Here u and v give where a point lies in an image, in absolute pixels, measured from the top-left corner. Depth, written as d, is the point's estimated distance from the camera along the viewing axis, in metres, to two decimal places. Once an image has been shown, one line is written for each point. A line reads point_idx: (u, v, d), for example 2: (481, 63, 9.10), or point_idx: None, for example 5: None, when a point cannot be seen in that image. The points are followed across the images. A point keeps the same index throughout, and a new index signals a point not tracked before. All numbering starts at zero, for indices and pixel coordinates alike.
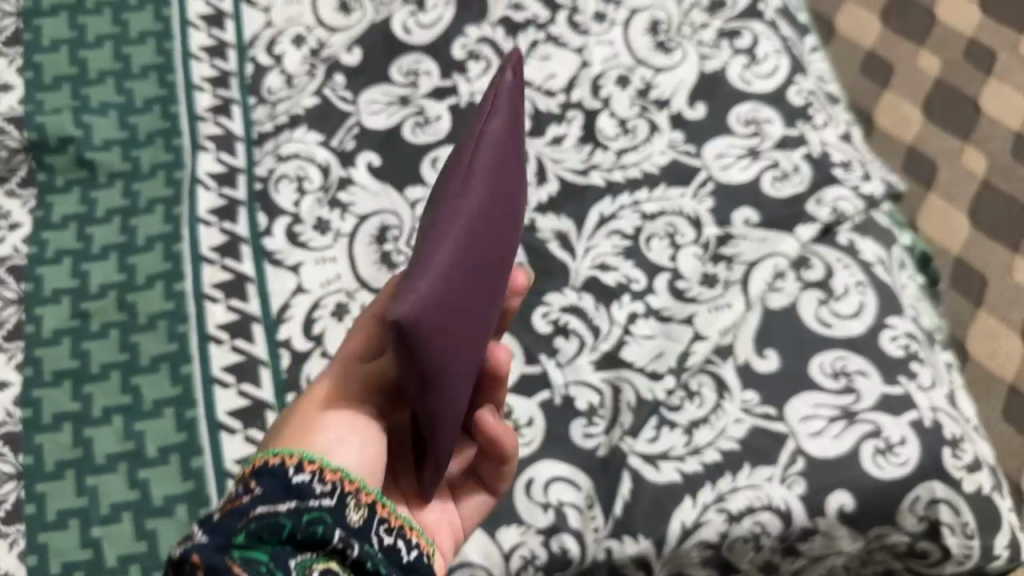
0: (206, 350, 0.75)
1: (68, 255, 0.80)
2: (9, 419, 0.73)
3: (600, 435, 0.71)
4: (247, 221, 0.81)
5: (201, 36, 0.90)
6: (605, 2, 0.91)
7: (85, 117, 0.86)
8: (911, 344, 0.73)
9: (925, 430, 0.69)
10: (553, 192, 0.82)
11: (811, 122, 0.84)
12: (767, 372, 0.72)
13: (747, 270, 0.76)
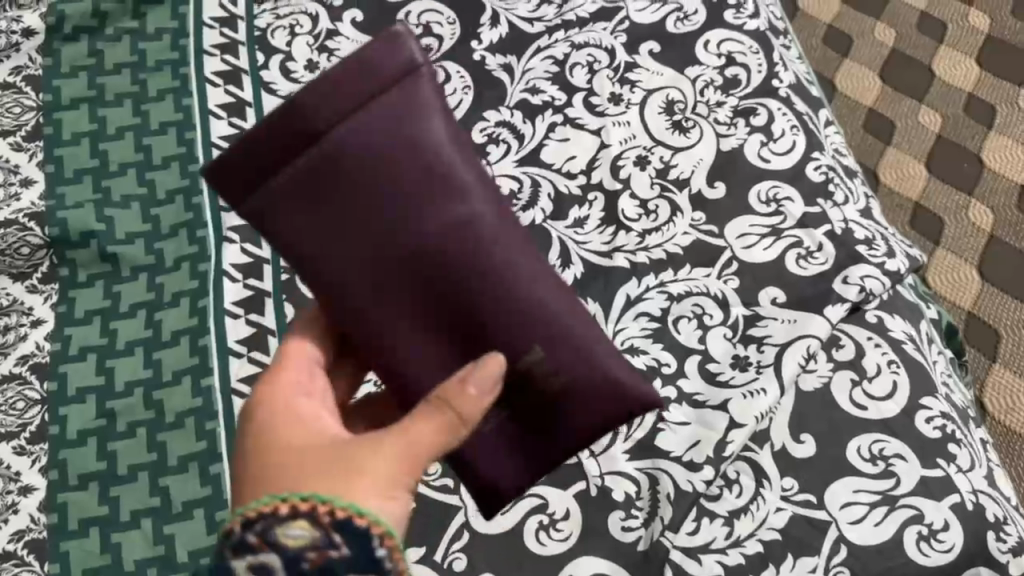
0: (235, 448, 0.74)
1: (92, 352, 0.80)
2: (35, 525, 0.72)
3: (640, 529, 0.69)
4: (275, 312, 0.80)
5: (222, 126, 0.92)
6: (620, 83, 0.92)
7: (107, 210, 0.87)
8: (947, 425, 0.72)
9: (968, 513, 0.68)
10: (579, 274, 0.82)
11: (831, 199, 0.84)
12: (805, 457, 0.71)
13: (779, 352, 0.75)
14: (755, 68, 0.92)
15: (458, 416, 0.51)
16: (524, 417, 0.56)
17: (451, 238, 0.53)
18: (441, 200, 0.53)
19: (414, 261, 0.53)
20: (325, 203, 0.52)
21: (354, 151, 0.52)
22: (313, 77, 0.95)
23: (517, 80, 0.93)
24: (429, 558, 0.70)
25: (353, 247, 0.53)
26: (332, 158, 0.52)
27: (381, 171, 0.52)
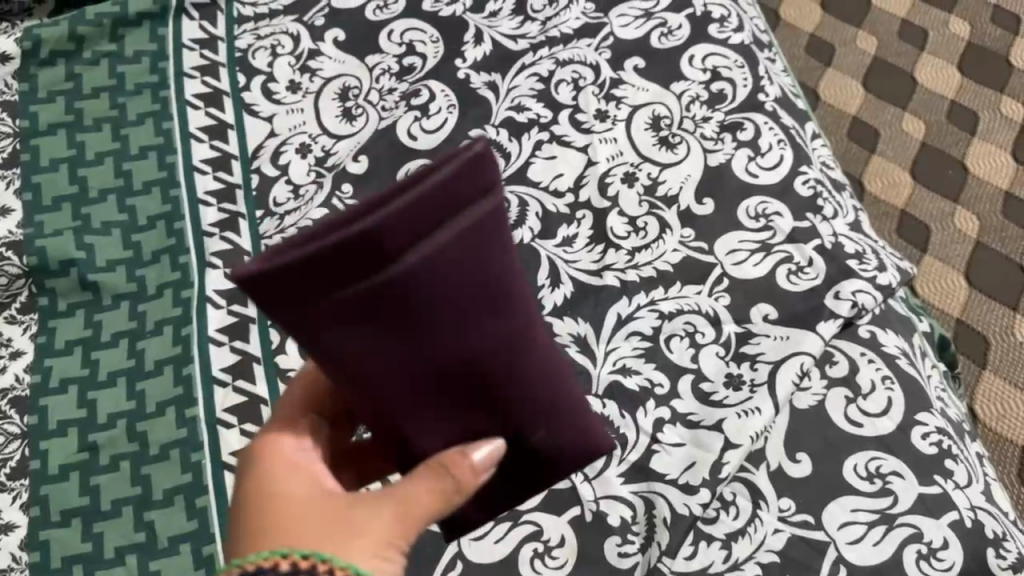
0: (221, 480, 0.72)
1: (73, 383, 0.78)
2: (16, 565, 0.71)
3: (637, 554, 0.68)
4: (259, 338, 0.79)
5: (203, 149, 0.90)
6: (606, 100, 0.91)
7: (87, 238, 0.86)
8: (943, 440, 0.71)
9: (967, 530, 0.67)
10: (568, 293, 0.81)
11: (821, 213, 0.83)
12: (801, 477, 0.70)
13: (773, 369, 0.74)
14: (741, 82, 0.91)
15: (455, 482, 0.50)
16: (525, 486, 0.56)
17: (503, 353, 0.47)
18: (501, 317, 0.46)
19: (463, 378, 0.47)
20: (363, 325, 0.43)
21: (410, 278, 0.42)
22: (295, 98, 0.94)
23: (502, 98, 0.92)
24: None
25: (402, 368, 0.45)
26: (386, 291, 0.42)
27: (453, 300, 0.44)
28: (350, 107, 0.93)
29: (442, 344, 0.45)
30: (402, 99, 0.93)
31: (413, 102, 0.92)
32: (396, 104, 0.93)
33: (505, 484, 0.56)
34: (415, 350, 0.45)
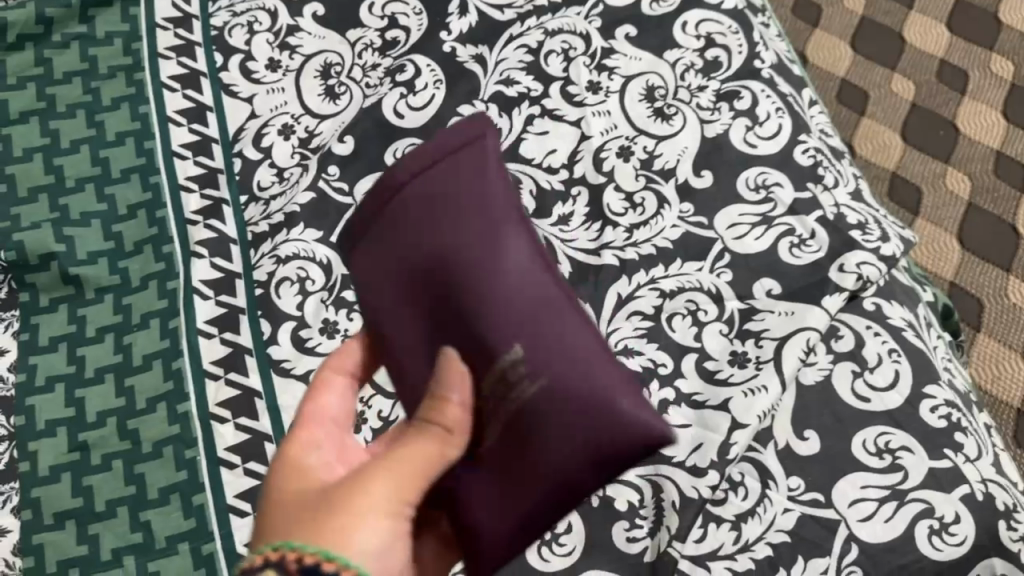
0: (218, 476, 0.71)
1: (59, 381, 0.76)
2: (10, 571, 0.69)
3: (645, 539, 0.67)
4: (250, 329, 0.77)
5: (182, 133, 0.87)
6: (598, 71, 0.89)
7: (66, 229, 0.82)
8: (953, 413, 0.70)
9: (978, 504, 0.67)
10: (567, 273, 0.79)
11: (822, 182, 0.81)
12: (810, 455, 0.69)
13: (778, 346, 0.72)
14: (736, 48, 0.88)
15: (444, 429, 0.48)
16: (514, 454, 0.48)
17: (459, 266, 0.49)
18: (453, 250, 0.50)
19: (445, 294, 0.50)
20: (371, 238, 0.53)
21: (407, 195, 0.52)
22: (275, 77, 0.91)
23: (490, 71, 0.89)
24: None
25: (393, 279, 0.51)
26: (392, 210, 0.52)
27: (414, 218, 0.51)
28: (333, 85, 0.90)
29: (423, 258, 0.50)
30: (387, 75, 0.90)
31: (399, 79, 0.89)
32: (381, 81, 0.90)
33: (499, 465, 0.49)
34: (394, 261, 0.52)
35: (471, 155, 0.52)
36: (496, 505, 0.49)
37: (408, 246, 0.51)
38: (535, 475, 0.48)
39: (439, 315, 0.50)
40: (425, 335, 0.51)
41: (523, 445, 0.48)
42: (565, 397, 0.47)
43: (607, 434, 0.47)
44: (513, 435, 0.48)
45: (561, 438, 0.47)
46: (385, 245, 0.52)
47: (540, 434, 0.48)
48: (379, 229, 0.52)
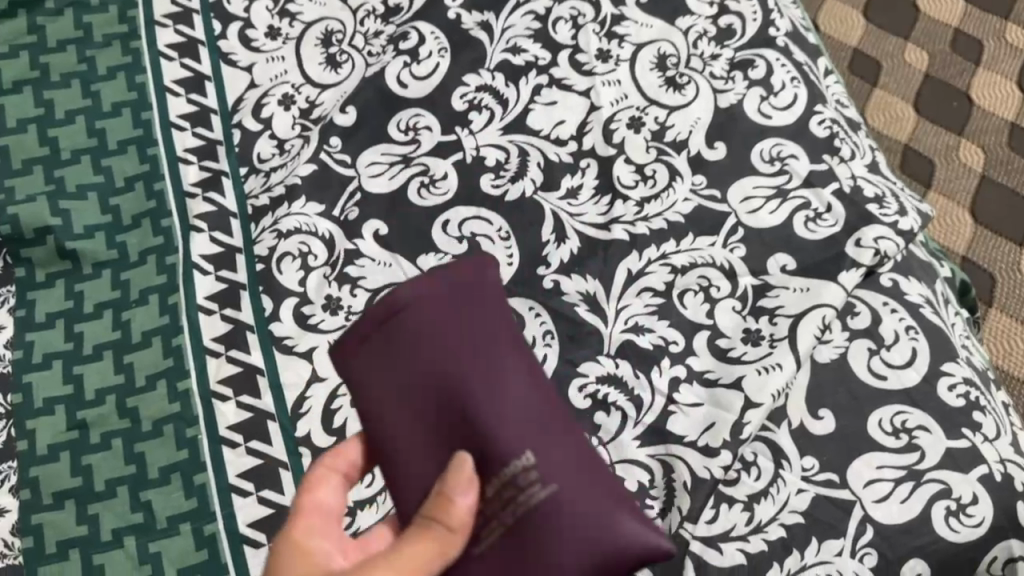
0: (219, 455, 0.69)
1: (57, 358, 0.74)
2: (10, 551, 0.68)
3: (656, 520, 0.66)
4: (251, 306, 0.75)
5: (180, 103, 0.85)
6: (608, 39, 0.87)
7: (62, 203, 0.80)
8: (970, 392, 0.69)
9: (996, 485, 0.65)
10: (575, 249, 0.77)
11: (838, 154, 0.79)
12: (825, 434, 0.67)
13: (793, 324, 0.70)
14: (750, 15, 0.86)
15: (447, 529, 0.45)
16: (516, 565, 0.45)
17: (473, 388, 0.46)
18: (471, 377, 0.46)
19: (450, 412, 0.46)
20: (365, 350, 0.48)
21: (413, 309, 0.47)
22: (275, 45, 0.88)
23: (497, 39, 0.87)
24: None
25: (390, 392, 0.47)
26: (393, 324, 0.47)
27: (422, 329, 0.47)
28: (334, 53, 0.88)
29: (426, 375, 0.46)
30: (390, 43, 0.87)
31: (402, 46, 0.87)
32: (384, 49, 0.87)
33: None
34: (393, 376, 0.47)
35: (468, 279, 0.48)
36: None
37: (408, 359, 0.47)
38: None
39: (442, 432, 0.47)
40: (422, 450, 0.47)
41: (525, 557, 0.45)
42: (570, 512, 0.45)
43: (610, 551, 0.46)
44: (522, 545, 0.45)
45: (568, 546, 0.45)
46: (380, 362, 0.47)
47: (543, 538, 0.45)
48: (377, 338, 0.48)
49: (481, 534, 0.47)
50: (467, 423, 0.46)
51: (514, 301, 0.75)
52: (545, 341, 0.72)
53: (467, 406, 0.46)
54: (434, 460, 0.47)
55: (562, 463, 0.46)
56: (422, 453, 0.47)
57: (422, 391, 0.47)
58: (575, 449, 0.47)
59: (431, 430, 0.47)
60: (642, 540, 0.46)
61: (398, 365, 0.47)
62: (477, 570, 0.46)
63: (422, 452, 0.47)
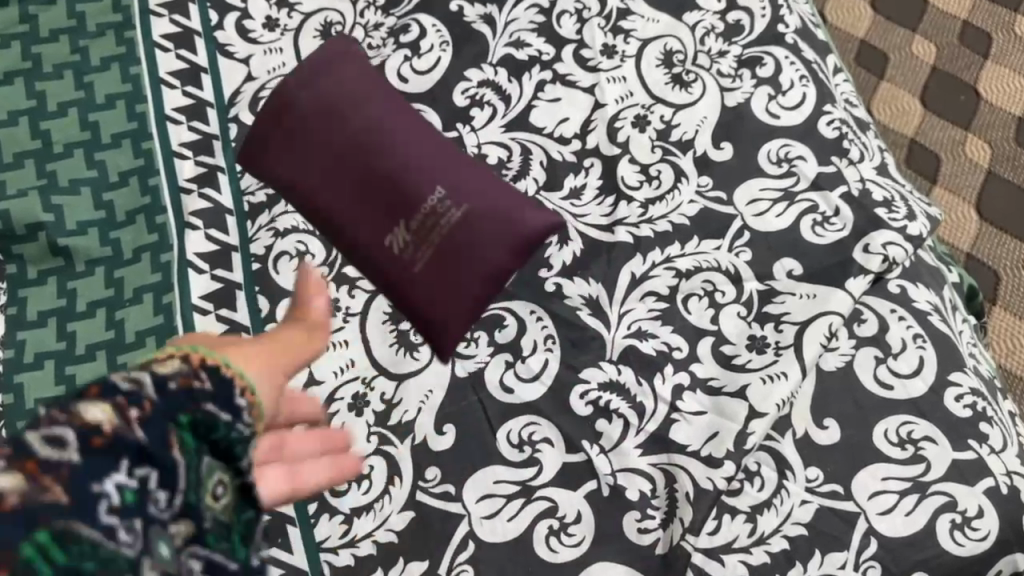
0: None
1: (49, 358, 0.73)
2: None
3: (657, 530, 0.64)
4: (248, 306, 0.74)
5: (176, 96, 0.83)
6: (613, 33, 0.85)
7: (54, 197, 0.78)
8: (978, 402, 0.68)
9: (1003, 498, 0.64)
10: (578, 251, 0.75)
11: (847, 156, 0.77)
12: (829, 444, 0.66)
13: (799, 331, 0.69)
14: (759, 11, 0.85)
15: (310, 327, 0.53)
16: (451, 257, 0.69)
17: (392, 155, 0.71)
18: (393, 125, 0.72)
19: (372, 176, 0.71)
20: (311, 164, 0.73)
21: (338, 135, 0.72)
22: (273, 37, 0.87)
23: (499, 33, 0.85)
24: (434, 572, 0.64)
25: (345, 192, 0.72)
26: (326, 147, 0.72)
27: (349, 155, 0.72)
28: None
29: (362, 173, 0.71)
30: (390, 36, 0.86)
31: (403, 40, 0.85)
32: (384, 42, 0.86)
33: (439, 260, 0.69)
34: (342, 185, 0.72)
35: (338, 51, 0.76)
36: (433, 258, 0.69)
37: (348, 166, 0.72)
38: (466, 276, 0.69)
39: (370, 195, 0.71)
40: (371, 219, 0.71)
41: (451, 257, 0.69)
42: (480, 209, 0.70)
43: (515, 232, 0.70)
44: (452, 236, 0.69)
45: (486, 243, 0.69)
46: (310, 163, 0.73)
47: (465, 240, 0.69)
48: (319, 153, 0.73)
49: (418, 248, 0.70)
50: (400, 198, 0.70)
51: (515, 304, 0.73)
52: (546, 345, 0.71)
53: (395, 178, 0.70)
54: (388, 223, 0.70)
55: (463, 170, 0.72)
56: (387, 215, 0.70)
57: (369, 183, 0.71)
58: (466, 162, 0.73)
59: (378, 196, 0.71)
60: (539, 223, 0.71)
61: (349, 173, 0.72)
62: (419, 268, 0.69)
63: (377, 220, 0.71)
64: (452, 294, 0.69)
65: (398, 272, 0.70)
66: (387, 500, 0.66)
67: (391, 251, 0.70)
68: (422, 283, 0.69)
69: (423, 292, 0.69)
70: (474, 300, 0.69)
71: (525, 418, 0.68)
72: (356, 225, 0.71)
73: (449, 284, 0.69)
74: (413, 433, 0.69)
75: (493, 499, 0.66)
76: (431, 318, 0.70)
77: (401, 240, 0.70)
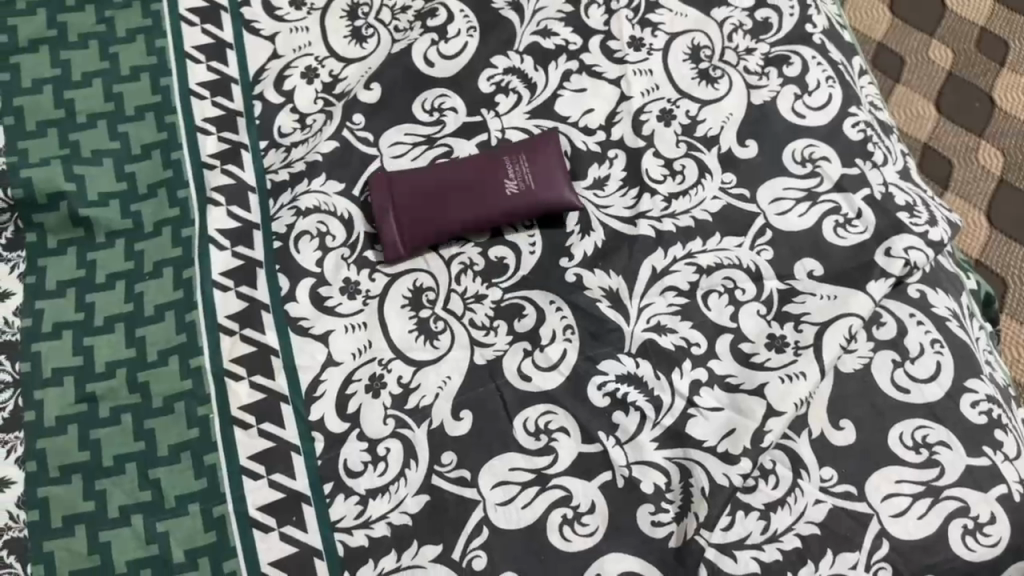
0: (231, 435, 0.68)
1: (68, 328, 0.73)
2: (14, 523, 0.66)
3: (671, 524, 0.64)
4: (268, 284, 0.74)
5: (201, 71, 0.83)
6: (641, 26, 0.85)
7: (77, 168, 0.78)
8: (993, 410, 0.68)
9: (1015, 505, 0.65)
10: (599, 242, 0.75)
11: (870, 159, 0.77)
12: (845, 445, 0.67)
13: (819, 332, 0.69)
14: (787, 10, 0.85)
15: None
16: (531, 162, 0.76)
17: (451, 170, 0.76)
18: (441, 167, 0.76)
19: (437, 186, 0.75)
20: (401, 228, 0.75)
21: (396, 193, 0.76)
22: (300, 15, 0.87)
23: (527, 20, 0.85)
24: (448, 557, 0.64)
25: (445, 216, 0.75)
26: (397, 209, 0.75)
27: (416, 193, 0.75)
28: (360, 27, 0.86)
29: (439, 193, 0.75)
30: (417, 19, 0.86)
31: (430, 24, 0.85)
32: (411, 25, 0.85)
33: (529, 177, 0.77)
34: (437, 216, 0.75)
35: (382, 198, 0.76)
36: (539, 169, 0.76)
37: (432, 203, 0.75)
38: (545, 152, 0.77)
39: (473, 185, 0.75)
40: (479, 205, 0.75)
41: (531, 165, 0.76)
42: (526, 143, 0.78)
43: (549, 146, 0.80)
44: (529, 159, 0.76)
45: (543, 142, 0.77)
46: (418, 209, 0.75)
47: (534, 149, 0.77)
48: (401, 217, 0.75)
49: (518, 183, 0.75)
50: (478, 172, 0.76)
51: (535, 293, 0.73)
52: (566, 336, 0.71)
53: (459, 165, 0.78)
54: (495, 199, 0.75)
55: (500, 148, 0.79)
56: (492, 202, 0.75)
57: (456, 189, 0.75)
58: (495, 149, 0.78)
59: (470, 189, 0.75)
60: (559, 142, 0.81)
61: (439, 205, 0.75)
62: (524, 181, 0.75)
63: (484, 201, 0.75)
64: (552, 170, 0.76)
65: (527, 203, 0.75)
66: (402, 483, 0.66)
67: (520, 195, 0.75)
68: (535, 185, 0.75)
69: (547, 191, 0.75)
70: (556, 153, 0.77)
71: (542, 407, 0.69)
72: (489, 206, 0.75)
73: (557, 168, 0.76)
74: (429, 418, 0.68)
75: (508, 486, 0.66)
76: (543, 199, 0.75)
77: (518, 179, 0.75)
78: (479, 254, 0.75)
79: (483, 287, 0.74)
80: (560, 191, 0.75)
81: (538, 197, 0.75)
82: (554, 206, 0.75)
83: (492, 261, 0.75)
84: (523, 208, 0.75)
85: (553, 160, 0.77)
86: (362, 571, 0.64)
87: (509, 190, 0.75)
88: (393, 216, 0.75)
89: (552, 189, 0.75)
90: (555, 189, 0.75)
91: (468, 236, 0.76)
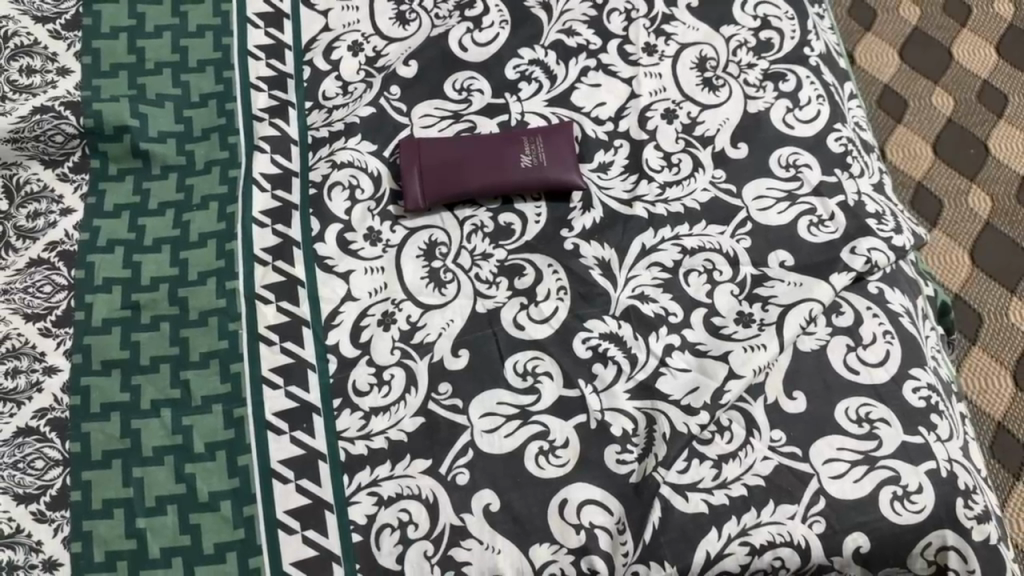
0: (256, 349, 0.77)
1: (119, 245, 0.82)
2: (57, 405, 0.75)
3: (634, 463, 0.73)
4: (300, 225, 0.83)
5: (259, 35, 0.93)
6: (656, 34, 0.94)
7: (141, 107, 0.88)
8: (932, 396, 0.76)
9: (941, 479, 0.73)
10: (598, 218, 0.84)
11: (848, 170, 0.86)
12: (795, 412, 0.75)
13: (782, 313, 0.78)
14: (788, 33, 0.94)
15: None
16: (545, 143, 0.85)
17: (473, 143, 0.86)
18: (464, 139, 0.86)
19: (459, 155, 0.85)
20: (423, 187, 0.84)
21: (422, 157, 0.85)
22: None
23: (554, 20, 0.94)
24: (436, 471, 0.72)
25: (462, 180, 0.84)
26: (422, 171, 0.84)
27: (440, 159, 0.85)
28: (404, 11, 0.96)
29: (460, 160, 0.84)
30: (456, 9, 0.95)
31: (467, 14, 0.95)
32: (450, 14, 0.95)
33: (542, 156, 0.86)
34: (456, 180, 0.84)
35: (409, 160, 0.85)
36: (551, 149, 0.85)
37: (453, 168, 0.84)
38: (560, 134, 0.86)
39: (491, 158, 0.84)
40: (494, 174, 0.84)
41: (545, 145, 0.85)
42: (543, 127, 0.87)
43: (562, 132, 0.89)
44: (544, 139, 0.86)
45: (558, 126, 0.87)
46: (441, 174, 0.84)
47: (550, 131, 0.86)
48: (424, 177, 0.84)
49: (530, 160, 0.84)
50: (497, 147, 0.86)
51: (536, 256, 0.82)
52: (559, 295, 0.80)
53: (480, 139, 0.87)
54: (511, 170, 0.84)
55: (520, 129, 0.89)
56: (507, 173, 0.84)
57: (476, 159, 0.84)
58: (515, 129, 0.88)
59: (487, 160, 0.84)
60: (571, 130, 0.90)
61: (459, 171, 0.84)
62: (536, 159, 0.85)
63: (499, 172, 0.84)
64: (562, 151, 0.85)
65: (538, 178, 0.84)
66: (402, 405, 0.75)
67: (532, 171, 0.84)
68: (546, 163, 0.84)
69: (555, 170, 0.84)
70: (569, 137, 0.86)
71: (531, 352, 0.77)
72: (504, 177, 0.84)
73: (567, 151, 0.85)
74: (431, 352, 0.77)
75: (494, 417, 0.75)
76: (552, 176, 0.84)
77: (532, 156, 0.85)
78: (489, 218, 0.84)
79: (490, 246, 0.83)
80: (568, 170, 0.85)
81: (547, 172, 0.84)
82: (561, 183, 0.84)
83: (500, 225, 0.84)
84: (534, 182, 0.84)
85: (566, 144, 0.86)
86: (359, 475, 0.72)
87: (523, 166, 0.84)
88: (418, 176, 0.84)
89: (561, 168, 0.84)
90: (564, 168, 0.85)
91: (482, 202, 0.85)
